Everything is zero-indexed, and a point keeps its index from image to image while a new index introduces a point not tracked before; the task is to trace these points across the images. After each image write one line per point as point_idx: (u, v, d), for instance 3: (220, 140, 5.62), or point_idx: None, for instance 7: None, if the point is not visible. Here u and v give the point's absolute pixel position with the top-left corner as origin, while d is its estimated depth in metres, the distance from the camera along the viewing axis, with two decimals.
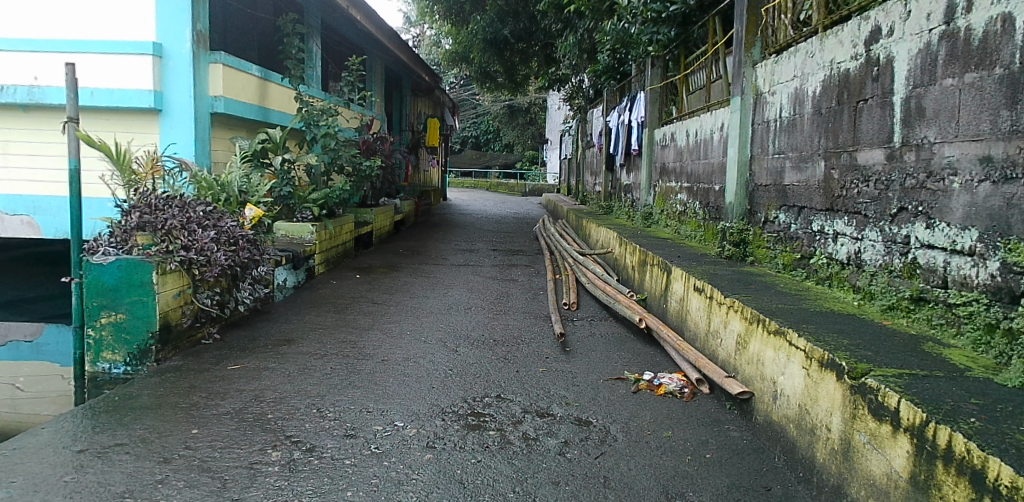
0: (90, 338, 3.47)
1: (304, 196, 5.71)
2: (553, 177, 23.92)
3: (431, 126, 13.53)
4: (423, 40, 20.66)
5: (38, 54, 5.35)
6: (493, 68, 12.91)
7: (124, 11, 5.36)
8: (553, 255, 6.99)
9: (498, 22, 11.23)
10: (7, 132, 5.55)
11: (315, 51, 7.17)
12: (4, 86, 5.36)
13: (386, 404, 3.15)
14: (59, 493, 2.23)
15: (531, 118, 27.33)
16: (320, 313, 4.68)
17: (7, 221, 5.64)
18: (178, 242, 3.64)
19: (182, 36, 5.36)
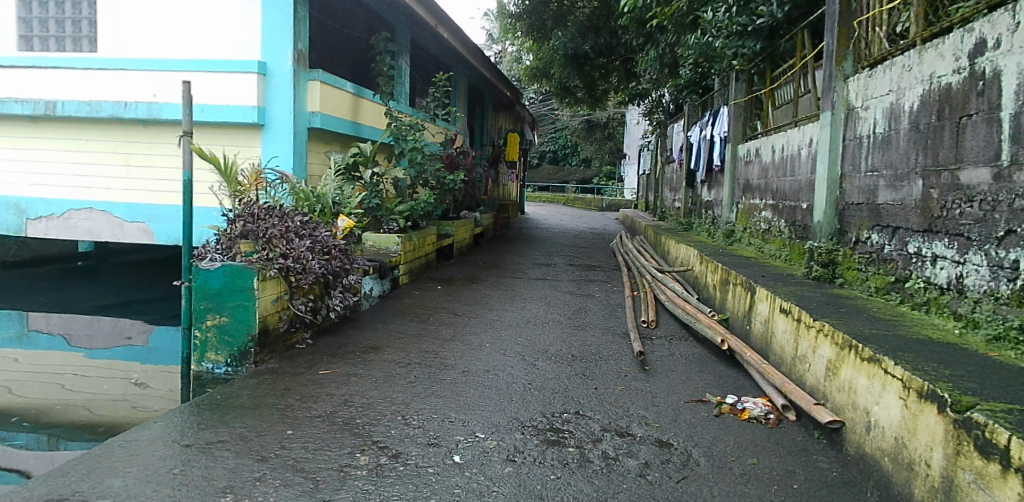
0: (196, 339, 3.79)
1: (391, 207, 5.82)
2: (632, 192, 23.70)
3: (510, 140, 13.77)
4: (506, 57, 21.50)
5: (159, 73, 5.85)
6: (573, 84, 12.87)
7: (234, 32, 5.80)
8: (630, 271, 6.91)
9: (579, 37, 11.28)
10: (131, 145, 6.10)
11: (404, 68, 7.43)
12: (128, 102, 5.89)
13: (466, 415, 3.28)
14: (169, 484, 2.49)
15: (610, 132, 27.16)
16: (404, 322, 4.84)
17: (127, 228, 6.18)
18: (277, 250, 3.90)
19: (284, 55, 5.73)
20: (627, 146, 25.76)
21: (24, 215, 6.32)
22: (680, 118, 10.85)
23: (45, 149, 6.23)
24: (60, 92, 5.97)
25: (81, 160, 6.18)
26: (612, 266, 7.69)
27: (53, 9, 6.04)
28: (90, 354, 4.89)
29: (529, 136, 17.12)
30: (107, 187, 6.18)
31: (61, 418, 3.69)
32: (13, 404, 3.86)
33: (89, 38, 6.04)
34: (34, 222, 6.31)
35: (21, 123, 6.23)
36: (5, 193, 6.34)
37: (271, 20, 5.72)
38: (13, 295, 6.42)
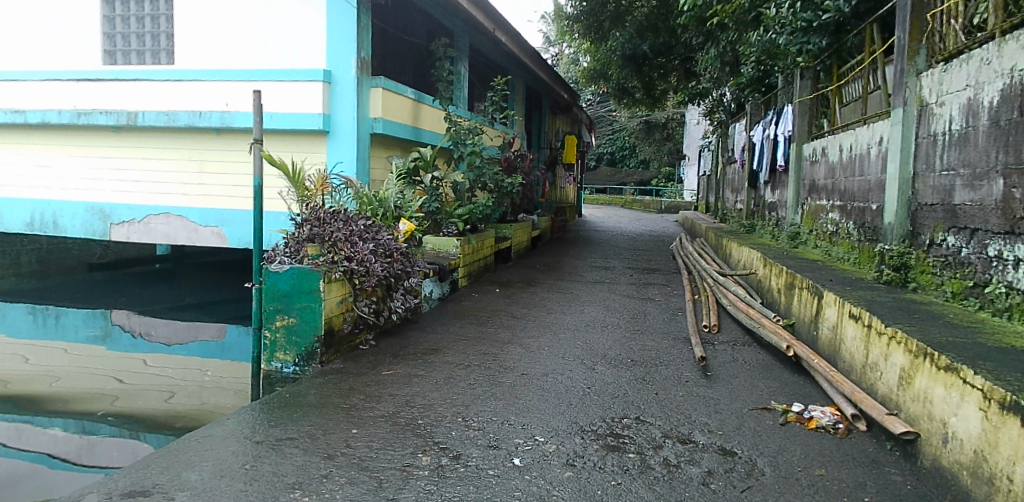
0: (266, 339, 3.95)
1: (450, 211, 5.87)
2: (691, 193, 23.22)
3: (567, 143, 13.73)
4: (563, 58, 21.39)
5: (232, 83, 6.12)
6: (631, 84, 12.70)
7: (301, 43, 6.01)
8: (690, 275, 6.79)
9: (637, 38, 11.18)
10: (206, 153, 6.41)
11: (463, 73, 7.51)
12: (203, 112, 6.18)
13: (526, 418, 3.32)
14: (242, 479, 2.64)
15: (669, 133, 26.82)
16: (463, 324, 4.90)
17: (202, 232, 6.49)
18: (342, 253, 4.03)
19: (348, 63, 5.88)
20: (686, 145, 25.26)
21: (109, 220, 6.73)
22: (742, 117, 10.57)
23: (129, 158, 6.62)
24: (141, 104, 6.33)
25: (160, 168, 6.53)
26: (671, 268, 7.58)
27: (135, 25, 6.42)
28: (167, 352, 5.15)
29: (585, 138, 17.03)
30: (184, 193, 6.51)
31: (142, 414, 3.91)
32: (99, 399, 4.12)
33: (167, 52, 6.39)
34: (117, 227, 6.71)
35: (106, 134, 6.63)
36: (92, 200, 6.76)
37: (336, 29, 5.90)
38: (99, 296, 6.86)
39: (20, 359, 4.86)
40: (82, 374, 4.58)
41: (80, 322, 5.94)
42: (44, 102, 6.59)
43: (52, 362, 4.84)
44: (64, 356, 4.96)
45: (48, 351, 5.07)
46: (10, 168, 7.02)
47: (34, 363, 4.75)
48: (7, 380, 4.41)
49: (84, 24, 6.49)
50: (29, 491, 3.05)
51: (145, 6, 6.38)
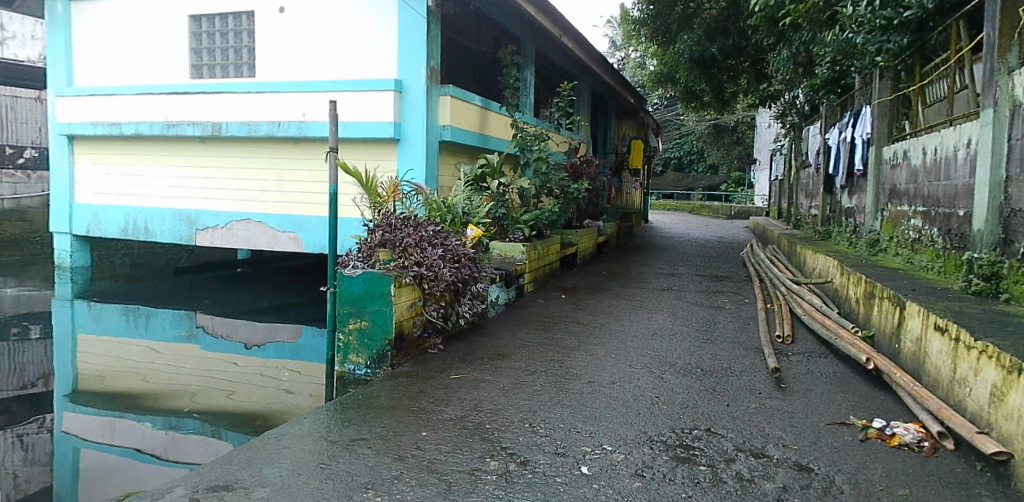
0: (341, 341, 4.06)
1: (516, 217, 5.87)
2: (762, 199, 22.35)
3: (634, 148, 13.02)
4: (629, 62, 21.03)
5: (309, 95, 6.31)
6: (699, 88, 12.35)
7: (374, 54, 6.16)
8: (762, 283, 6.58)
9: (706, 39, 10.78)
10: (285, 161, 6.65)
11: (530, 79, 7.54)
12: (281, 122, 6.41)
13: (594, 426, 3.29)
14: (317, 477, 2.72)
15: (738, 137, 26.12)
16: (529, 330, 4.89)
17: (280, 237, 6.73)
18: (412, 258, 4.09)
19: (418, 72, 5.97)
20: (756, 150, 24.37)
21: (194, 225, 7.07)
22: (817, 120, 10.11)
23: (214, 166, 6.95)
24: (225, 115, 6.62)
25: (242, 176, 6.83)
26: (741, 276, 7.38)
27: (220, 40, 6.74)
28: (246, 352, 5.35)
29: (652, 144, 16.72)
30: (264, 200, 6.78)
31: (224, 412, 4.07)
32: (185, 396, 4.33)
33: (249, 65, 6.65)
34: (202, 232, 7.04)
35: (193, 143, 6.98)
36: (180, 206, 7.13)
37: (407, 39, 6.00)
38: (183, 298, 7.24)
39: (114, 358, 5.18)
40: (169, 372, 4.83)
41: (166, 322, 6.26)
42: (136, 115, 6.99)
43: (142, 360, 5.13)
44: (152, 355, 5.24)
45: (138, 350, 5.38)
46: (107, 178, 7.49)
47: (126, 362, 5.05)
48: (103, 378, 4.71)
49: (173, 41, 6.87)
50: (124, 483, 3.23)
51: (229, 21, 6.68)
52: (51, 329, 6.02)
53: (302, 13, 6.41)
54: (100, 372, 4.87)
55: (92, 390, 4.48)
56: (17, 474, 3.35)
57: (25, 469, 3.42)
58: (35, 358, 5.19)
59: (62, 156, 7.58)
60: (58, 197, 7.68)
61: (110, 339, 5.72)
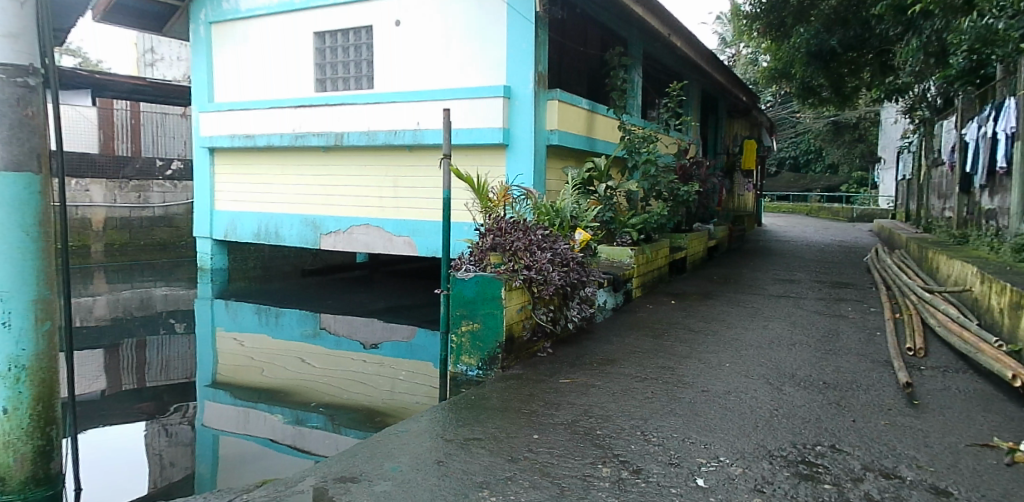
0: (454, 343, 4.16)
1: (624, 221, 5.76)
2: (889, 199, 20.61)
3: (747, 148, 12.95)
4: (740, 59, 20.10)
5: (423, 104, 6.53)
6: (817, 83, 11.48)
7: (484, 62, 6.29)
8: (889, 291, 6.13)
9: (825, 32, 10.00)
10: (401, 169, 6.91)
11: (637, 81, 7.46)
12: (398, 131, 6.67)
13: (709, 437, 3.19)
14: (435, 474, 2.80)
15: (860, 134, 24.08)
16: (638, 336, 4.82)
17: (396, 241, 7.01)
18: (522, 262, 4.13)
19: (526, 78, 6.02)
20: (880, 146, 22.52)
21: (319, 230, 7.51)
22: (952, 115, 9.26)
23: (336, 174, 7.34)
24: (346, 126, 6.97)
25: (361, 182, 7.17)
26: (865, 283, 6.93)
27: (343, 54, 7.18)
28: (364, 350, 5.61)
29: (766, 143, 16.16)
30: (381, 206, 7.08)
31: (345, 407, 4.29)
32: (311, 392, 4.58)
33: (368, 77, 7.03)
34: (325, 236, 7.47)
35: (318, 153, 7.43)
36: (306, 213, 7.61)
37: (515, 45, 6.07)
38: (303, 298, 7.72)
39: (246, 354, 5.58)
40: (295, 368, 5.14)
41: (293, 321, 6.68)
42: (268, 127, 7.53)
43: (270, 356, 5.49)
44: (278, 352, 5.60)
45: (268, 346, 5.78)
46: (242, 187, 8.11)
47: (258, 358, 5.42)
48: (237, 373, 5.08)
49: (301, 57, 7.36)
50: (257, 469, 3.47)
51: (350, 37, 7.10)
52: (194, 325, 6.65)
53: (416, 25, 6.66)
54: (235, 366, 5.26)
55: (228, 383, 4.85)
56: (163, 457, 3.71)
57: (171, 451, 3.78)
58: (179, 351, 5.74)
59: (205, 167, 8.29)
60: (201, 205, 8.43)
61: (243, 335, 6.19)
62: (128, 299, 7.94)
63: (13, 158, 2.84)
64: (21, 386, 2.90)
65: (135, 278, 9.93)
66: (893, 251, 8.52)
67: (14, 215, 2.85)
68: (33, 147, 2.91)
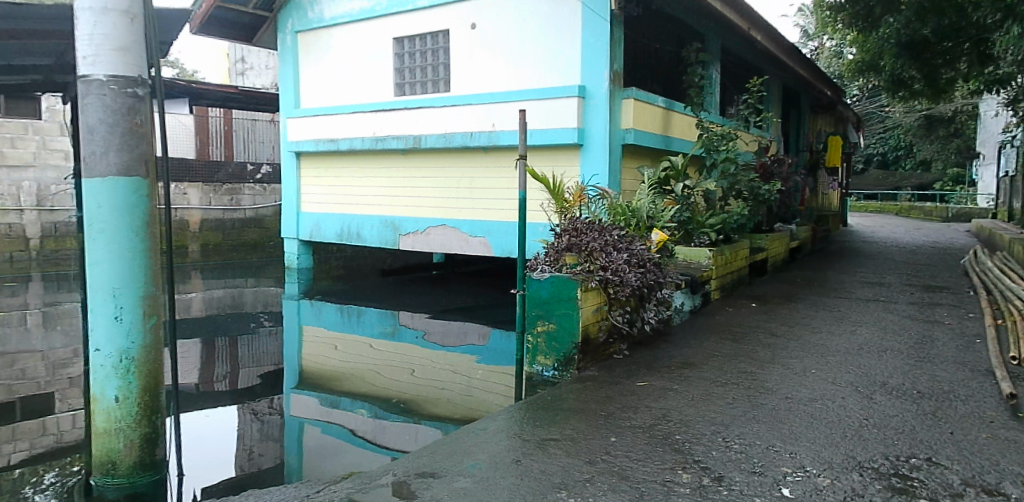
0: (530, 343, 4.18)
1: (702, 221, 5.65)
2: (988, 197, 19.24)
3: (831, 144, 12.03)
4: (824, 52, 19.32)
5: (498, 105, 6.58)
6: (908, 75, 10.82)
7: (559, 62, 6.29)
8: (989, 296, 5.73)
9: (917, 21, 9.36)
10: (476, 170, 6.98)
11: (716, 77, 7.31)
12: (474, 132, 6.73)
13: (794, 446, 3.07)
14: (513, 473, 2.81)
15: (955, 128, 21.38)
16: (717, 340, 4.70)
17: (471, 242, 7.09)
18: (597, 263, 4.11)
19: (601, 77, 5.97)
20: (976, 140, 21.04)
21: (398, 231, 7.71)
22: None
23: (413, 177, 7.50)
24: (424, 129, 7.11)
25: (437, 184, 7.30)
26: (963, 287, 6.51)
27: (420, 59, 7.37)
28: (441, 350, 5.70)
29: (851, 138, 15.45)
30: (457, 207, 7.19)
31: (424, 404, 4.36)
32: (392, 389, 4.69)
33: (444, 81, 7.16)
34: (404, 237, 7.66)
35: (397, 156, 7.62)
36: (385, 214, 7.83)
37: (590, 43, 6.04)
38: (380, 297, 7.93)
39: (330, 350, 5.78)
40: (375, 365, 5.28)
41: (373, 319, 6.88)
42: (350, 131, 7.80)
43: (351, 353, 5.66)
44: (359, 349, 5.77)
45: (351, 343, 5.98)
46: (324, 189, 8.42)
47: (340, 355, 5.60)
48: (320, 369, 5.26)
49: (382, 62, 7.60)
50: (339, 461, 3.59)
51: (428, 41, 7.27)
52: (281, 322, 6.97)
53: (490, 27, 6.73)
54: (319, 362, 5.46)
55: (313, 378, 5.04)
56: (253, 447, 3.91)
57: (259, 442, 3.97)
58: (268, 347, 6.03)
59: (291, 170, 8.66)
60: (288, 207, 8.79)
61: (327, 332, 6.44)
62: (221, 297, 8.44)
63: (124, 163, 3.04)
64: (131, 376, 3.08)
65: (227, 277, 10.52)
66: (995, 253, 7.96)
67: (125, 216, 3.04)
68: (141, 153, 3.11)
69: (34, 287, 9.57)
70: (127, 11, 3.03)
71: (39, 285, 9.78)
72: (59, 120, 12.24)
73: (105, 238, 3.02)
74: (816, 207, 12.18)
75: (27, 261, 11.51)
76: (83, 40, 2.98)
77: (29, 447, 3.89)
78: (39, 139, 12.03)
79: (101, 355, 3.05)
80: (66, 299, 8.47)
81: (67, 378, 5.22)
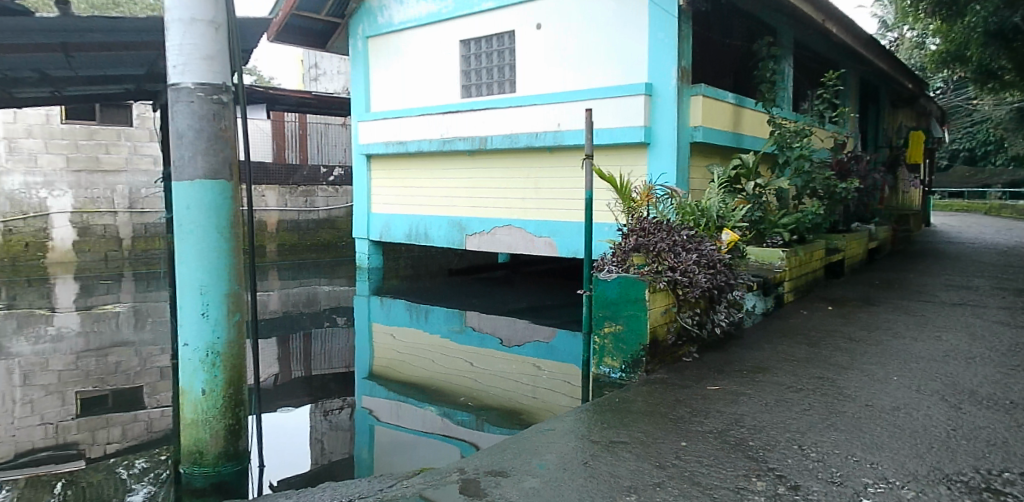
0: (597, 344, 4.16)
1: (775, 220, 5.50)
2: None
3: (912, 139, 11.81)
4: (903, 43, 18.44)
5: (563, 105, 6.56)
6: (998, 65, 10.24)
7: (626, 60, 6.23)
8: None
9: (1006, 8, 8.72)
10: (542, 171, 6.99)
11: (788, 72, 7.11)
12: (539, 133, 6.74)
13: (875, 456, 2.92)
14: (582, 475, 2.78)
15: None
16: (792, 344, 4.54)
17: (537, 242, 7.10)
18: (666, 263, 4.04)
19: (669, 74, 5.87)
20: None
21: (464, 231, 7.81)
22: None
23: (480, 177, 7.58)
24: (491, 129, 7.18)
25: (504, 184, 7.35)
26: None
27: (486, 60, 7.46)
28: (509, 350, 5.73)
29: (935, 133, 14.71)
30: (523, 207, 7.21)
31: (492, 404, 4.38)
32: (460, 388, 4.75)
33: (510, 81, 7.22)
34: (470, 237, 7.75)
35: (463, 157, 7.72)
36: (452, 215, 7.94)
37: (657, 40, 5.95)
38: (446, 297, 8.05)
39: (400, 348, 5.91)
40: (442, 364, 5.35)
41: (441, 318, 7.00)
42: (419, 133, 7.99)
43: (420, 352, 5.76)
44: (428, 347, 5.87)
45: (421, 341, 6.10)
46: (394, 190, 8.65)
47: (410, 353, 5.71)
48: (390, 367, 5.38)
49: (449, 65, 7.73)
50: (408, 457, 3.64)
51: (494, 42, 7.34)
52: (353, 319, 7.19)
53: (556, 27, 6.73)
54: (390, 359, 5.60)
55: (384, 375, 5.17)
56: (325, 442, 4.03)
57: (331, 437, 4.09)
58: (341, 344, 6.23)
59: (363, 173, 8.98)
60: (360, 208, 9.09)
61: (398, 330, 6.59)
62: (297, 295, 8.78)
63: (211, 167, 3.17)
64: (216, 370, 3.22)
65: (301, 275, 10.93)
66: None
67: (212, 216, 3.18)
68: (226, 157, 3.23)
69: (127, 284, 10.20)
70: (212, 20, 3.17)
71: (131, 282, 10.43)
72: (148, 126, 12.85)
73: (193, 238, 3.16)
74: (897, 206, 11.66)
75: (121, 260, 12.51)
76: (173, 50, 3.13)
77: (122, 435, 4.14)
78: (130, 145, 12.63)
79: (189, 349, 3.19)
80: (156, 296, 9.00)
81: (156, 370, 5.53)
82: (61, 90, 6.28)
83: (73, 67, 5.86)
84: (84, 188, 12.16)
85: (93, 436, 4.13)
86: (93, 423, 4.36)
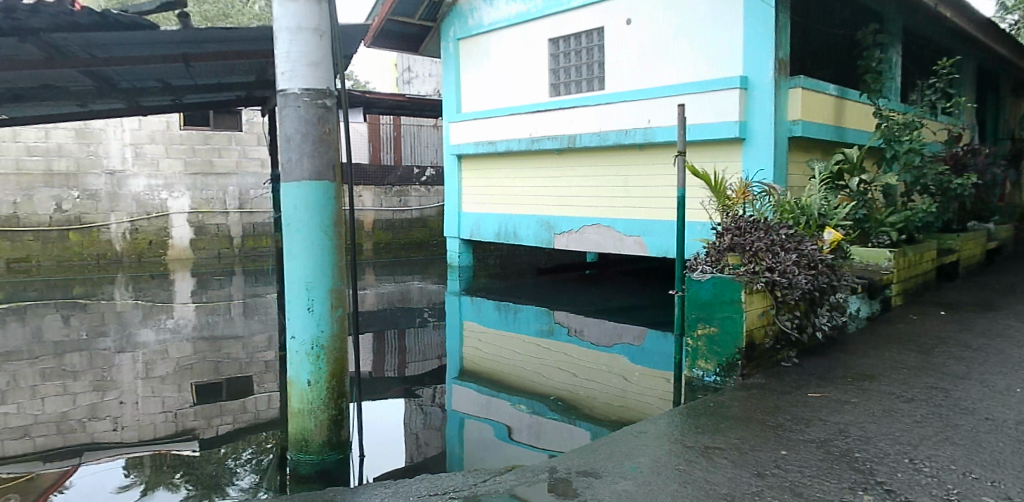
0: (691, 346, 4.07)
1: (881, 219, 5.22)
2: None
3: None
4: None
5: (653, 101, 6.46)
6: None
7: (719, 53, 6.06)
8: None
9: None
10: (631, 169, 6.90)
11: (897, 60, 6.68)
12: (629, 130, 6.67)
13: (999, 473, 2.69)
14: (677, 479, 2.72)
15: None
16: (901, 351, 4.27)
17: (627, 241, 7.03)
18: (763, 264, 3.89)
19: (765, 66, 5.66)
20: None
21: (553, 230, 7.84)
22: None
23: (569, 176, 7.58)
24: (581, 127, 7.17)
25: (593, 182, 7.31)
26: None
27: (575, 58, 7.45)
28: (598, 350, 5.72)
29: None
30: (612, 206, 7.14)
31: (582, 403, 4.38)
32: (550, 387, 4.77)
33: (600, 79, 7.17)
34: (559, 236, 7.78)
35: (552, 156, 7.75)
36: (542, 214, 7.98)
37: (753, 31, 5.74)
38: (534, 296, 8.10)
39: (492, 346, 6.00)
40: (531, 363, 5.39)
41: (529, 316, 7.05)
42: (508, 133, 8.10)
43: (511, 350, 5.82)
44: (520, 345, 5.94)
45: (512, 339, 6.17)
46: (483, 190, 8.79)
47: (501, 351, 5.79)
48: (480, 365, 5.48)
49: (537, 64, 7.77)
50: (499, 454, 3.68)
51: (583, 40, 7.32)
52: (445, 316, 7.37)
53: (646, 22, 6.64)
54: (481, 356, 5.70)
55: (475, 373, 5.27)
56: (419, 436, 4.14)
57: (424, 431, 4.20)
58: (433, 341, 6.40)
59: (453, 173, 9.16)
60: (449, 207, 9.29)
61: (489, 327, 6.69)
62: (391, 291, 9.09)
63: (316, 169, 3.31)
64: (320, 362, 3.36)
65: (396, 273, 11.29)
66: None
67: (318, 215, 3.32)
68: (329, 159, 3.36)
69: (237, 280, 10.86)
70: (317, 28, 3.30)
71: (241, 278, 11.11)
72: (257, 131, 13.54)
73: (299, 236, 3.31)
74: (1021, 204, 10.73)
75: (231, 256, 13.38)
76: (281, 57, 3.29)
77: (235, 421, 4.41)
78: (240, 149, 13.38)
79: (296, 342, 3.35)
80: (263, 291, 9.55)
81: (263, 361, 5.86)
82: (182, 97, 6.77)
83: (193, 77, 6.30)
84: (199, 190, 13.02)
85: (208, 421, 4.43)
86: (208, 409, 4.67)
